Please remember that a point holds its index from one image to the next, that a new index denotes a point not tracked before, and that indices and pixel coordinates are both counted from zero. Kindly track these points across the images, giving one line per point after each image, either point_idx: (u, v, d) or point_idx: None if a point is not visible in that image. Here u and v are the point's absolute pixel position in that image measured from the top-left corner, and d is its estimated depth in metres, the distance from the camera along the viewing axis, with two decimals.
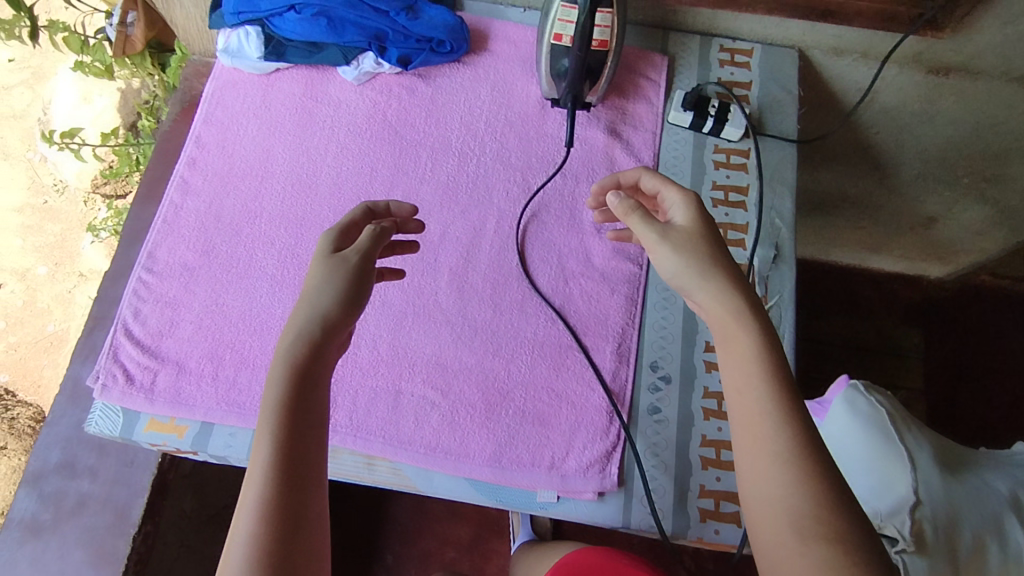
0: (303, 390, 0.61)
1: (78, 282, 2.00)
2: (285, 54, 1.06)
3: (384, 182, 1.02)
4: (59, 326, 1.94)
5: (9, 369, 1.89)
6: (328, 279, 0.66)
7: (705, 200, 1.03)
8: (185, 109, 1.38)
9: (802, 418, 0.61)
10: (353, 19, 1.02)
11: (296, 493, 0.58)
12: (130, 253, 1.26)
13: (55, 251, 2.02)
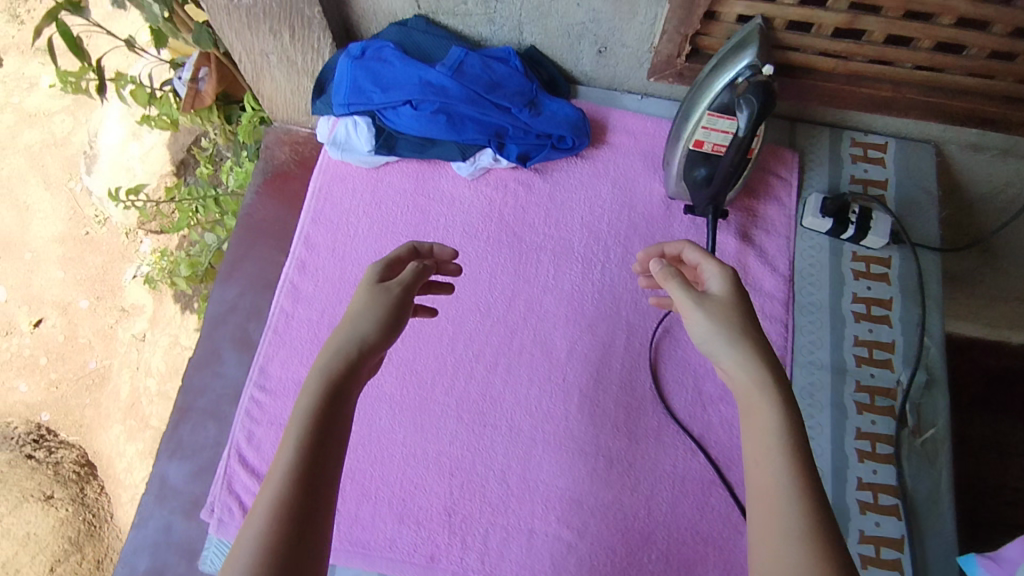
0: (329, 415, 0.54)
1: (117, 322, 1.87)
2: (397, 148, 1.01)
3: (504, 291, 0.96)
4: (100, 363, 1.83)
5: (50, 409, 1.81)
6: (367, 305, 0.61)
7: (845, 315, 0.96)
8: (268, 180, 1.32)
9: (824, 496, 0.54)
10: (474, 116, 0.97)
11: (301, 525, 0.50)
12: (216, 338, 1.21)
13: (95, 282, 1.91)
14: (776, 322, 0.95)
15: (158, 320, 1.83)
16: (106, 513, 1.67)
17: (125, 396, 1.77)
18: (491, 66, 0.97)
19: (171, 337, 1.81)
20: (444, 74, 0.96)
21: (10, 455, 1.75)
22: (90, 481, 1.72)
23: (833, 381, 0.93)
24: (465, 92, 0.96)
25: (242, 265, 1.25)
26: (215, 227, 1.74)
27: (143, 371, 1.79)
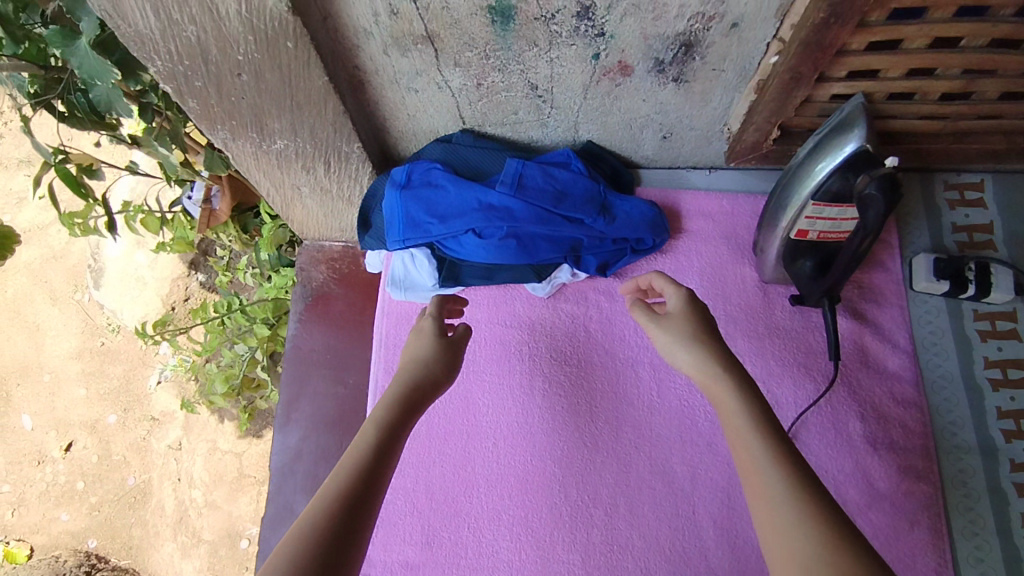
0: (395, 434, 0.55)
1: (150, 433, 1.76)
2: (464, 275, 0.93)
3: (609, 419, 0.87)
4: (139, 479, 1.72)
5: (97, 534, 1.71)
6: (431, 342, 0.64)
7: (982, 385, 0.87)
8: (309, 305, 1.23)
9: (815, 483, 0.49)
10: (545, 234, 0.89)
11: (354, 520, 0.49)
12: (286, 488, 1.12)
13: (123, 394, 1.79)
14: (911, 407, 0.86)
15: (191, 427, 1.74)
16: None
17: (170, 510, 1.68)
18: (555, 177, 0.88)
19: (209, 442, 1.72)
20: (506, 194, 0.87)
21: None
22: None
23: (986, 465, 0.84)
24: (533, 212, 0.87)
25: (300, 404, 1.17)
26: (239, 338, 1.62)
27: (185, 482, 1.70)
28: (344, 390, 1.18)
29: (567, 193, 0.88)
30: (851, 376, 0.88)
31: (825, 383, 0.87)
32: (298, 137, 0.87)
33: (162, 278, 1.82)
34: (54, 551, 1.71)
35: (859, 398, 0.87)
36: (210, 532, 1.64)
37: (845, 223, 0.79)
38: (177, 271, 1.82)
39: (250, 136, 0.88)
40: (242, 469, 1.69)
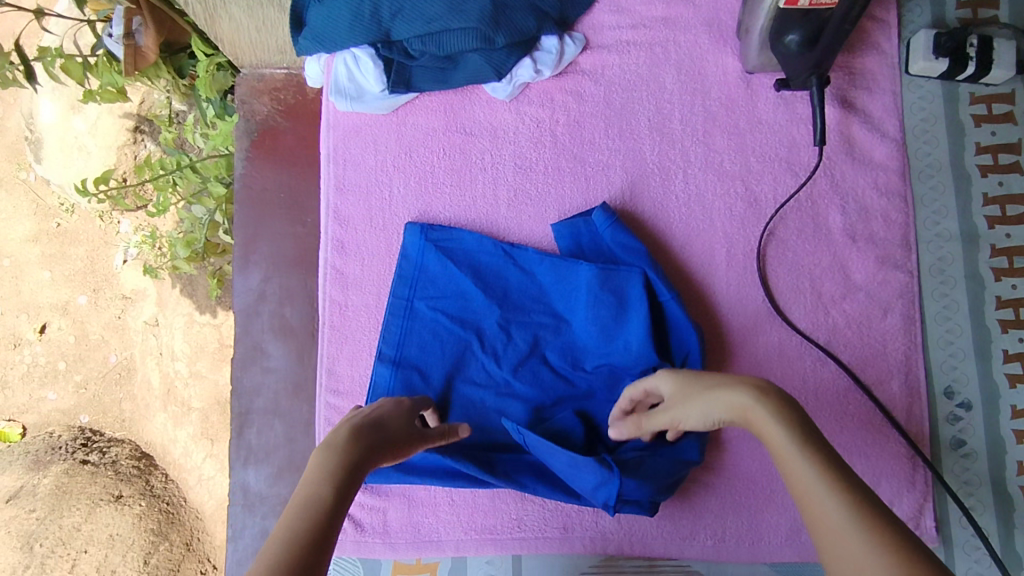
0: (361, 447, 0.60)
1: (125, 311, 1.71)
2: (407, 346, 0.80)
3: None
4: (122, 356, 1.71)
5: (88, 410, 1.73)
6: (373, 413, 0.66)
7: (970, 171, 0.83)
8: (257, 142, 1.13)
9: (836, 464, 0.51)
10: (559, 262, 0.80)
11: (329, 532, 0.50)
12: (256, 329, 1.09)
13: (89, 275, 1.74)
14: (895, 197, 0.82)
15: (165, 302, 1.66)
16: (179, 498, 1.59)
17: (157, 384, 1.65)
18: (573, 434, 0.75)
19: (185, 317, 1.63)
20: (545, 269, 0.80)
21: (64, 465, 1.62)
22: (153, 471, 1.63)
23: (966, 251, 0.82)
24: (563, 347, 0.80)
25: (258, 245, 1.11)
26: (196, 198, 1.52)
27: (168, 356, 1.64)
28: (304, 230, 1.12)
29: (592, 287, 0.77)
30: (835, 169, 0.83)
31: (806, 176, 0.83)
32: None
33: (105, 146, 1.66)
34: (48, 428, 1.73)
35: (841, 190, 0.82)
36: (200, 400, 1.60)
37: None
38: (122, 138, 1.66)
39: None
40: (224, 340, 1.59)
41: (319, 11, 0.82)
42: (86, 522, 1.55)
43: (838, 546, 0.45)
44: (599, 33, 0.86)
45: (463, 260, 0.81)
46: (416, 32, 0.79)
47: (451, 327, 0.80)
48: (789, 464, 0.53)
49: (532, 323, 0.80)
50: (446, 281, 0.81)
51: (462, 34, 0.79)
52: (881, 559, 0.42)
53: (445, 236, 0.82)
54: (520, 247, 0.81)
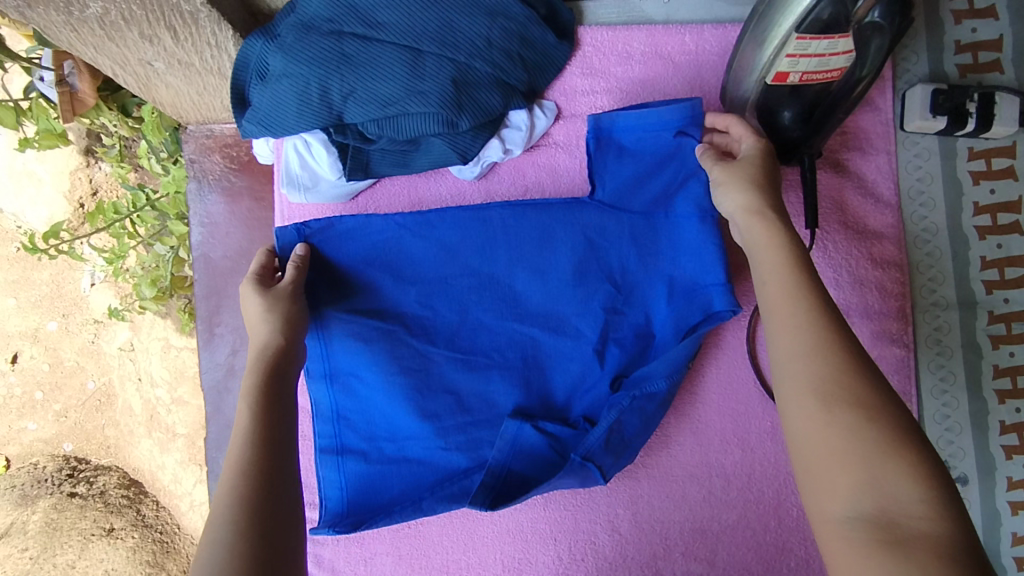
0: (275, 384, 0.61)
1: (98, 335, 1.62)
2: (337, 355, 0.77)
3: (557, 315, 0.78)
4: (100, 382, 1.62)
5: (71, 438, 1.64)
6: (269, 312, 0.67)
7: (968, 234, 0.78)
8: (211, 201, 1.05)
9: (841, 327, 0.51)
10: (461, 232, 0.78)
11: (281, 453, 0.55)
12: (229, 402, 1.04)
13: (56, 302, 1.63)
14: (889, 267, 0.78)
15: (139, 326, 1.58)
16: (173, 525, 1.56)
17: (139, 409, 1.59)
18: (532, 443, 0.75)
19: (161, 340, 1.58)
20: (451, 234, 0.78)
21: (52, 499, 1.56)
22: (143, 499, 1.59)
23: (962, 319, 0.78)
24: (503, 321, 0.78)
25: (222, 317, 1.04)
26: (157, 235, 1.44)
27: (147, 382, 1.59)
28: None
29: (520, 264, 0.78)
30: (827, 239, 0.78)
31: None
32: None
33: (57, 172, 1.53)
34: (32, 459, 1.64)
35: (834, 263, 0.78)
36: (184, 425, 1.56)
37: (835, 61, 0.61)
38: (74, 163, 1.54)
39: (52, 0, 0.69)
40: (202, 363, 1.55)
41: (264, 92, 0.73)
42: (81, 558, 1.50)
43: (792, 359, 0.51)
44: (573, 100, 0.79)
45: (369, 251, 0.77)
46: (371, 117, 0.72)
47: (373, 321, 0.76)
48: (777, 317, 0.54)
49: (456, 293, 0.78)
50: (348, 262, 0.77)
51: (421, 119, 0.72)
52: (809, 354, 0.50)
53: (342, 229, 0.77)
54: (423, 216, 0.78)
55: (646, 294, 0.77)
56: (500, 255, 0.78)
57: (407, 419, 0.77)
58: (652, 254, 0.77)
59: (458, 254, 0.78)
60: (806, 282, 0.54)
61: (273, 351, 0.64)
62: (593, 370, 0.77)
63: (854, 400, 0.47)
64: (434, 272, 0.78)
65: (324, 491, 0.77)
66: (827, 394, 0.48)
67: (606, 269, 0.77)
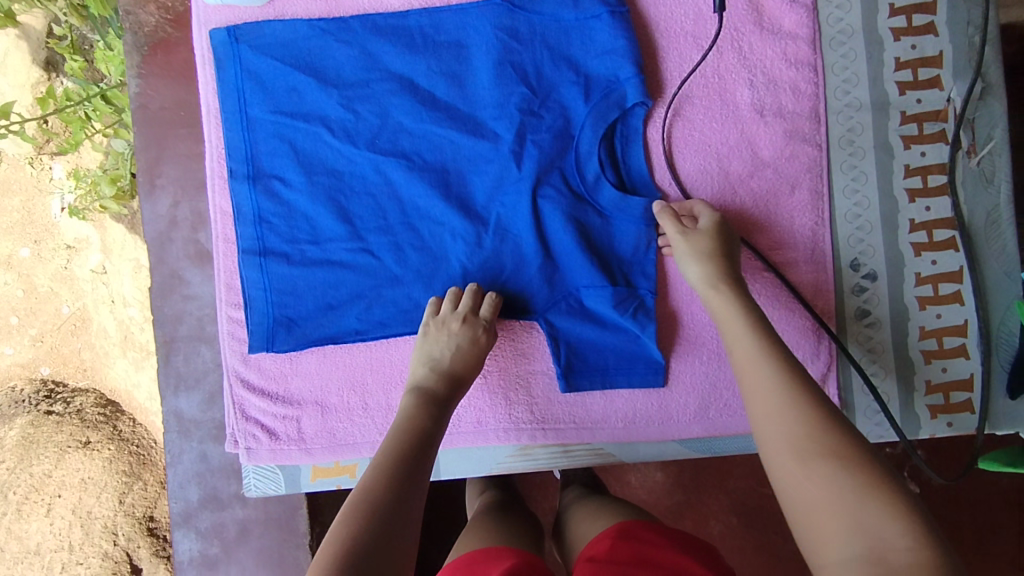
0: (442, 399, 0.71)
1: (70, 260, 1.60)
2: (259, 157, 0.78)
3: (473, 118, 0.78)
4: (74, 308, 1.62)
5: (48, 361, 1.63)
6: (453, 338, 0.73)
7: (883, 35, 0.79)
8: (148, 56, 1.05)
9: (838, 423, 0.53)
10: (376, 35, 0.77)
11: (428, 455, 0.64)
12: (172, 253, 1.05)
13: (27, 229, 1.60)
14: (803, 67, 0.79)
15: (110, 249, 1.55)
16: (150, 440, 1.54)
17: (113, 332, 1.57)
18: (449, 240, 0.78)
19: (133, 262, 1.54)
20: (367, 36, 0.78)
21: (29, 417, 1.54)
22: (120, 416, 1.57)
23: (875, 120, 0.80)
24: (419, 124, 0.78)
25: (163, 168, 1.05)
26: (113, 130, 1.44)
27: (120, 303, 1.56)
28: None
29: (438, 66, 0.78)
30: (741, 39, 0.79)
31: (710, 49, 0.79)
32: None
33: (19, 85, 1.53)
34: (11, 383, 1.63)
35: (748, 63, 0.79)
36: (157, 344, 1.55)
37: None
38: (35, 76, 1.52)
39: None
40: None
41: None
42: (56, 468, 1.48)
43: (788, 433, 0.54)
44: None
45: (285, 53, 0.77)
46: None
47: (290, 124, 0.78)
48: (775, 430, 0.55)
49: (373, 96, 0.78)
50: (266, 65, 0.77)
51: None
52: (811, 445, 0.52)
53: (254, 33, 0.77)
54: (337, 21, 0.77)
55: (563, 95, 0.77)
56: (414, 59, 0.77)
57: (326, 221, 0.78)
58: (566, 54, 0.77)
59: (373, 57, 0.77)
60: (786, 364, 0.59)
61: (451, 373, 0.73)
62: (511, 172, 0.77)
63: (831, 452, 0.51)
64: (350, 77, 0.78)
65: (249, 290, 0.78)
66: (807, 449, 0.52)
67: (520, 70, 0.77)
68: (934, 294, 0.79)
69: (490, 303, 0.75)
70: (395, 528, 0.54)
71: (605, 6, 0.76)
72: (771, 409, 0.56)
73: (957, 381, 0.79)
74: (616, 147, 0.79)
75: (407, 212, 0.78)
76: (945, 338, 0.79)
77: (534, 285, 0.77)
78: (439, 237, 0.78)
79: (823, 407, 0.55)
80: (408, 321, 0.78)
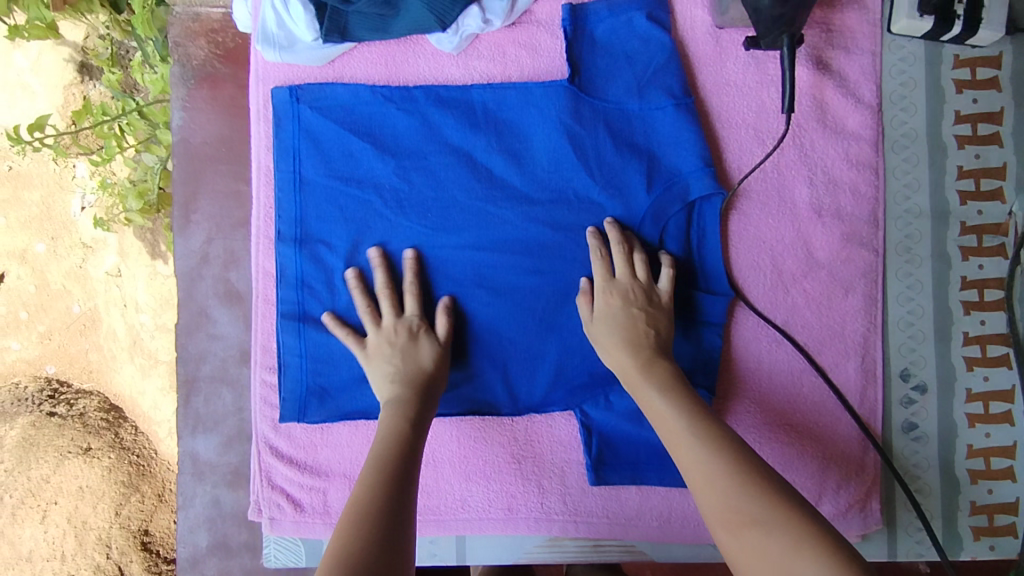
0: (422, 401, 0.71)
1: (86, 260, 1.49)
2: (307, 221, 0.77)
3: (529, 197, 0.77)
4: (86, 307, 1.49)
5: (55, 360, 1.50)
6: (374, 365, 0.73)
7: (946, 141, 0.78)
8: (194, 90, 1.03)
9: (756, 482, 0.58)
10: (439, 106, 0.77)
11: (412, 455, 0.65)
12: (202, 292, 1.03)
13: (43, 224, 1.50)
14: (864, 169, 0.77)
15: (127, 251, 1.47)
16: (150, 450, 1.46)
17: (121, 334, 1.47)
18: (495, 322, 0.77)
19: (149, 268, 1.47)
20: (429, 107, 0.77)
21: (30, 417, 1.47)
22: (122, 423, 1.47)
23: (934, 228, 0.78)
24: (473, 200, 0.77)
25: (199, 205, 1.03)
26: (145, 143, 1.39)
27: (132, 307, 1.48)
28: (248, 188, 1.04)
29: (498, 143, 0.77)
30: (803, 137, 0.77)
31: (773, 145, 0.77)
32: None
33: (51, 86, 1.53)
34: (14, 378, 1.51)
35: (809, 161, 0.77)
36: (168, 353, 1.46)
37: None
38: (69, 78, 1.53)
39: None
40: None
41: None
42: (56, 473, 1.44)
43: (719, 501, 0.58)
44: None
45: (344, 117, 0.76)
46: None
47: (342, 189, 0.76)
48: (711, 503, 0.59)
49: (428, 168, 0.77)
50: (324, 128, 0.76)
51: None
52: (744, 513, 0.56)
53: (315, 94, 0.76)
54: (400, 90, 0.77)
55: (623, 182, 0.76)
56: (474, 132, 0.77)
57: (368, 292, 0.77)
58: (628, 141, 0.76)
59: (433, 129, 0.77)
60: (710, 430, 0.63)
61: (417, 377, 0.72)
62: (562, 255, 0.77)
63: (752, 516, 0.56)
64: (407, 148, 0.77)
65: (284, 356, 0.76)
66: (735, 520, 0.57)
67: (580, 154, 0.76)
68: (983, 411, 0.77)
69: (410, 296, 0.75)
70: (398, 533, 0.55)
71: (671, 97, 0.76)
72: (701, 479, 0.61)
73: (1002, 503, 0.77)
74: (672, 236, 0.77)
75: (454, 287, 0.77)
76: (993, 458, 0.77)
77: (577, 372, 0.76)
78: (482, 313, 0.77)
79: (748, 466, 0.60)
80: (444, 400, 0.76)
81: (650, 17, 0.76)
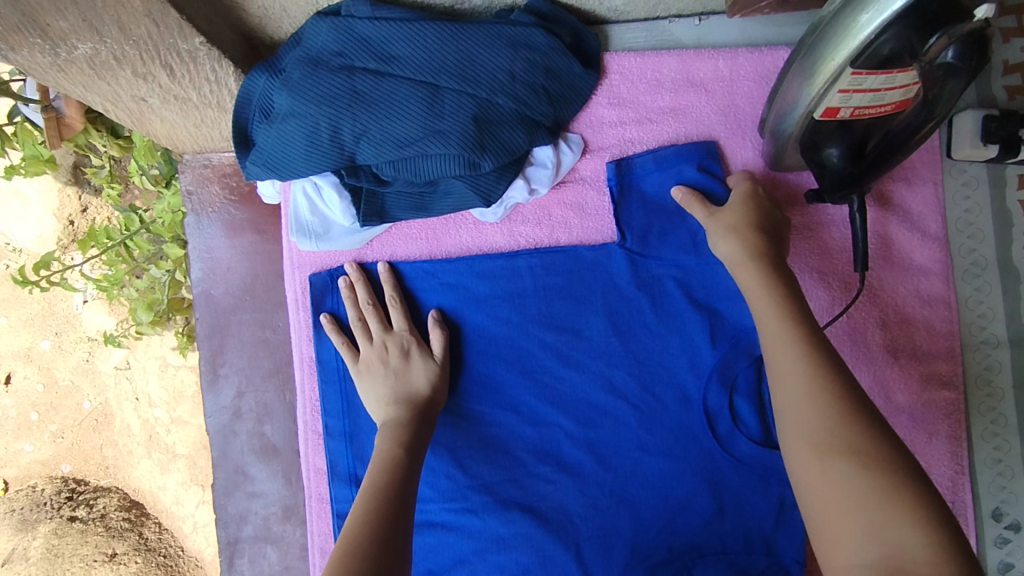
0: (419, 424, 0.66)
1: (92, 353, 1.38)
2: (354, 413, 0.73)
3: (588, 366, 0.73)
4: (96, 402, 1.39)
5: (70, 459, 1.39)
6: (370, 384, 0.70)
7: (1019, 269, 0.73)
8: (214, 235, 0.99)
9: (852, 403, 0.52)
10: (483, 280, 0.73)
11: (410, 477, 0.60)
12: (237, 447, 0.98)
13: (47, 321, 1.39)
14: (938, 305, 0.74)
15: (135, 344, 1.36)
16: (177, 548, 1.33)
17: (137, 429, 1.36)
18: (564, 500, 0.72)
19: (158, 359, 1.36)
20: (472, 280, 0.73)
21: (52, 525, 1.32)
22: (146, 521, 1.35)
23: (1016, 359, 0.74)
24: (528, 375, 0.73)
25: (226, 358, 0.98)
26: (150, 263, 1.23)
27: (145, 401, 1.36)
28: (275, 335, 0.99)
29: (547, 311, 0.73)
30: (872, 276, 0.74)
31: (840, 290, 0.73)
32: (106, 37, 0.61)
33: (47, 192, 1.38)
34: (30, 482, 1.39)
35: (880, 302, 0.74)
36: (185, 446, 1.34)
37: (892, 95, 0.57)
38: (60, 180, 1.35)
39: (35, 42, 0.61)
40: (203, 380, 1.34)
41: (268, 131, 0.68)
42: None
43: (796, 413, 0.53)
44: (600, 132, 0.74)
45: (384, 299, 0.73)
46: (386, 158, 0.67)
47: None
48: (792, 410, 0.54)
49: (477, 343, 0.73)
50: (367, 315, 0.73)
51: (443, 161, 0.67)
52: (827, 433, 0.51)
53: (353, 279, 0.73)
54: (442, 265, 0.73)
55: (687, 340, 0.72)
56: (521, 300, 0.73)
57: (426, 480, 0.73)
58: (686, 300, 0.72)
59: (479, 301, 0.73)
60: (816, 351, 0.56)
61: (413, 394, 0.68)
62: (630, 423, 0.72)
63: (852, 448, 0.49)
64: (457, 325, 0.73)
65: None
66: (826, 445, 0.51)
67: (641, 318, 0.73)
68: None
69: (399, 313, 0.72)
70: (391, 563, 0.50)
71: None
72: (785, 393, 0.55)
73: None
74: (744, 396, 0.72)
75: (516, 469, 0.73)
76: None
77: (655, 546, 0.72)
78: (549, 491, 0.72)
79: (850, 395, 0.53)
80: None
81: (699, 168, 0.73)
